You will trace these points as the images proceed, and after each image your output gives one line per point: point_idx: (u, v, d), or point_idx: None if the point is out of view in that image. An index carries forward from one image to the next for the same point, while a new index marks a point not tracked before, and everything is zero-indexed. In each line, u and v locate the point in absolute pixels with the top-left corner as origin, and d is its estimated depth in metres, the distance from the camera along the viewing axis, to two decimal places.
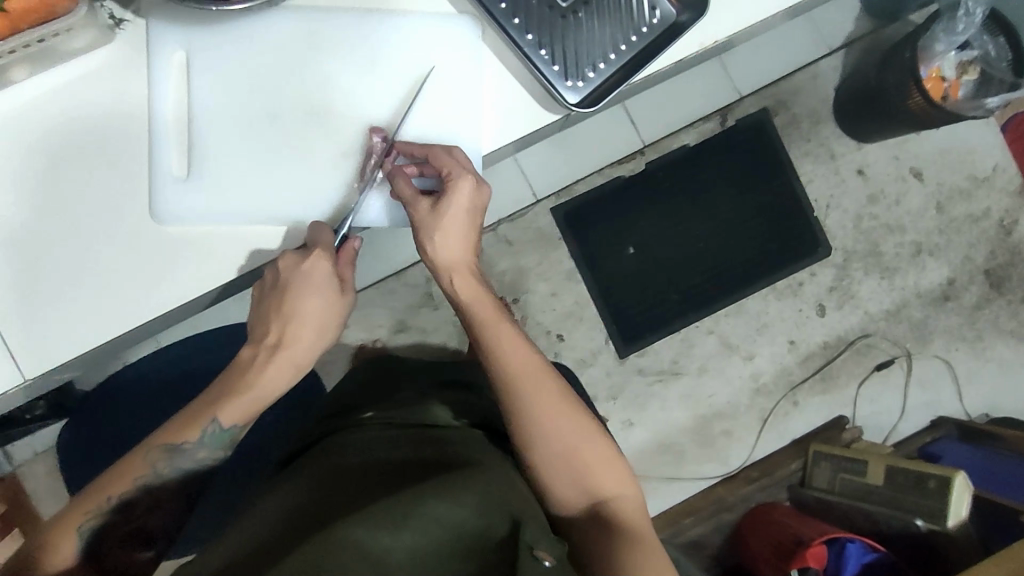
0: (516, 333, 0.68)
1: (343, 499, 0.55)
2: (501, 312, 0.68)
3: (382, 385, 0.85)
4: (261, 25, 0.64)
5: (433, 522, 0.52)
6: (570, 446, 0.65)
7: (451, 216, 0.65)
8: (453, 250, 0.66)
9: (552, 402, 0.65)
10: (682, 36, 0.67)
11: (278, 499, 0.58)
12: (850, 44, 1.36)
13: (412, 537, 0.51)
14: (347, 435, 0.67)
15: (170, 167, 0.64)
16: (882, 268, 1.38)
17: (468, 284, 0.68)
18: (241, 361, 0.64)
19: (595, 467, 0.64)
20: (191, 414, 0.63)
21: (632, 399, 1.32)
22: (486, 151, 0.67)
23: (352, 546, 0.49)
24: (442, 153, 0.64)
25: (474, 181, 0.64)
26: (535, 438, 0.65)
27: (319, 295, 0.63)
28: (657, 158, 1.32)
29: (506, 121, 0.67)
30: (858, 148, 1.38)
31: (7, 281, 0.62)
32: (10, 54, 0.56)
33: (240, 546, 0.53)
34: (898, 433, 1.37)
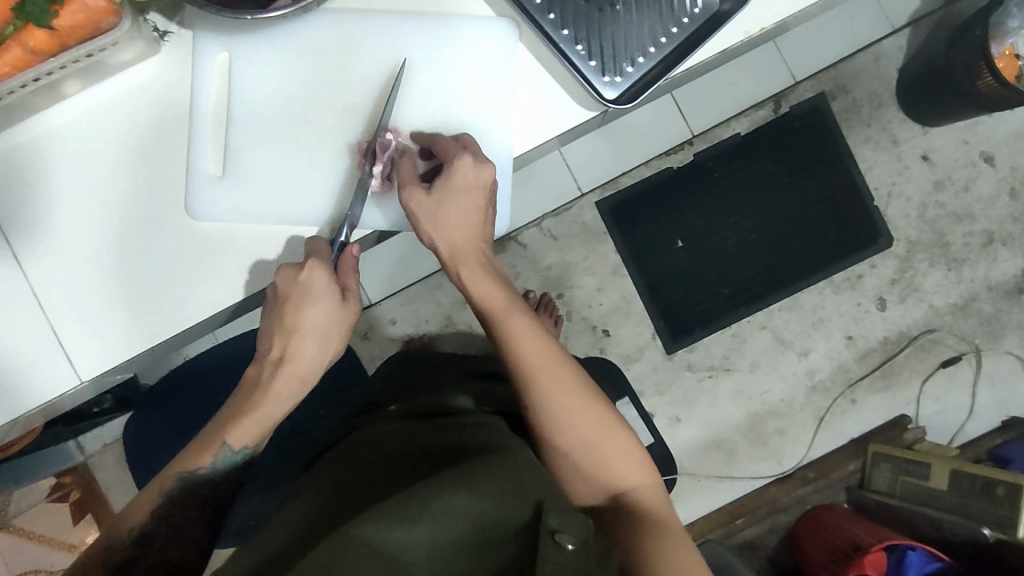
0: (529, 320, 0.66)
1: (358, 500, 0.55)
2: (513, 299, 0.67)
3: (414, 379, 0.86)
4: (298, 31, 0.65)
5: (451, 513, 0.51)
6: (588, 435, 0.63)
7: (453, 200, 0.63)
8: (459, 236, 0.65)
9: (567, 391, 0.64)
10: (726, 26, 0.64)
11: (298, 507, 0.58)
12: (915, 22, 1.28)
13: (428, 530, 0.50)
14: (367, 433, 0.68)
15: (208, 168, 0.65)
16: (949, 259, 1.31)
17: (478, 273, 0.66)
18: (249, 380, 0.64)
19: (610, 453, 0.63)
20: (205, 439, 0.63)
21: (680, 396, 1.29)
22: (517, 155, 0.66)
23: (366, 543, 0.48)
24: (443, 141, 0.63)
25: (473, 160, 0.62)
26: (550, 424, 0.64)
27: (320, 305, 0.61)
28: (706, 148, 1.29)
29: (538, 122, 0.66)
30: (924, 132, 1.31)
31: (61, 290, 0.64)
32: (61, 70, 0.58)
33: (261, 552, 0.53)
34: (965, 433, 1.30)
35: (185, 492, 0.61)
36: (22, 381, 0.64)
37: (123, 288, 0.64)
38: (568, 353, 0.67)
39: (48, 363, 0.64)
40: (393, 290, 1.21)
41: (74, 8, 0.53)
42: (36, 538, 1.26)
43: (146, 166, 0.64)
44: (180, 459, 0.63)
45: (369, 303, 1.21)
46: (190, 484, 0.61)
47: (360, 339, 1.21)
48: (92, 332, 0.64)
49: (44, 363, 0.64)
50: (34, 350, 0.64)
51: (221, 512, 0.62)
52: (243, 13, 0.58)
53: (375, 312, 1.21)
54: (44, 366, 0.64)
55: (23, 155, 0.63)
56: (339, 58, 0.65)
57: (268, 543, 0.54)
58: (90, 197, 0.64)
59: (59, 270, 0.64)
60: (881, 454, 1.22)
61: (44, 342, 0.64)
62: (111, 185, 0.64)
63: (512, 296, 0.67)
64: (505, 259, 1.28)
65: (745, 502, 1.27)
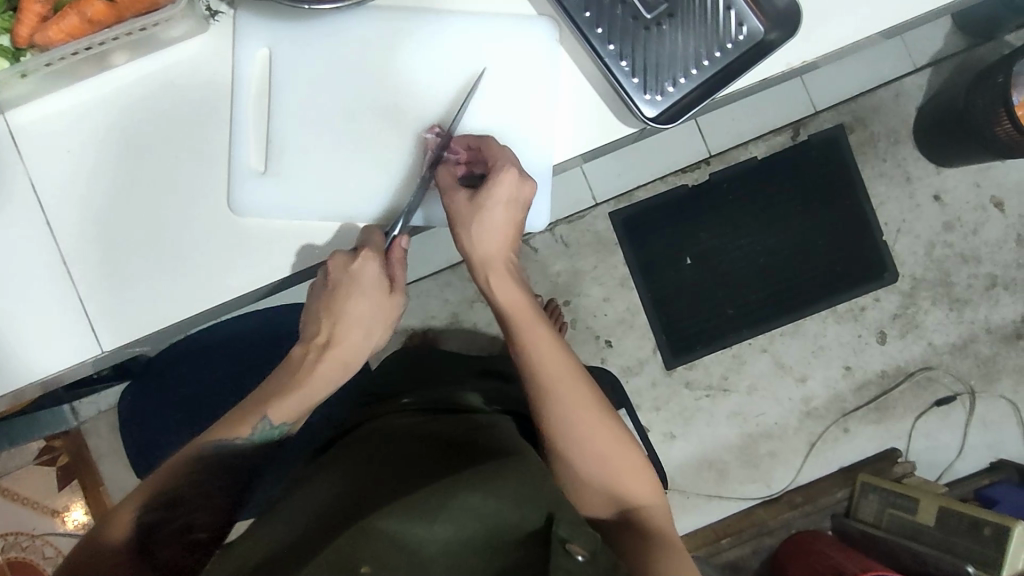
0: (548, 331, 0.66)
1: (378, 487, 0.56)
2: (535, 311, 0.66)
3: (423, 373, 0.86)
4: (345, 21, 0.65)
5: (467, 510, 0.52)
6: (600, 451, 0.64)
7: (490, 210, 0.62)
8: (491, 242, 0.64)
9: (582, 405, 0.64)
10: (770, 56, 0.65)
11: (313, 490, 0.58)
12: (937, 63, 1.30)
13: (445, 528, 0.50)
14: (385, 424, 0.68)
15: (248, 159, 0.65)
16: (952, 299, 1.33)
17: (505, 285, 0.66)
18: (293, 358, 0.65)
19: (624, 472, 0.64)
20: (244, 410, 0.64)
21: (677, 412, 1.31)
22: (556, 163, 0.67)
23: (387, 535, 0.49)
24: (496, 145, 0.63)
25: (517, 175, 0.62)
26: (568, 441, 0.64)
27: (366, 296, 0.63)
28: (722, 169, 1.30)
29: (578, 132, 0.67)
30: (938, 172, 1.32)
31: (91, 260, 0.64)
32: (114, 41, 0.59)
33: (279, 538, 0.53)
34: (953, 472, 1.32)
35: (219, 462, 0.61)
36: (35, 346, 0.64)
37: (150, 263, 0.65)
38: (583, 365, 0.68)
39: (63, 332, 0.64)
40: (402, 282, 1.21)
41: None
42: (18, 499, 1.25)
43: (187, 145, 0.65)
44: (213, 428, 0.63)
45: None
46: (224, 454, 0.62)
47: None
48: (109, 305, 0.65)
49: (58, 330, 0.64)
50: (49, 317, 0.64)
51: (246, 479, 0.63)
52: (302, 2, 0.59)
53: None
54: (61, 334, 0.64)
55: (61, 122, 0.64)
56: (382, 58, 0.65)
57: (284, 523, 0.54)
58: (131, 167, 0.64)
59: (91, 238, 0.64)
60: (869, 485, 1.23)
61: (61, 310, 0.64)
62: (152, 158, 0.64)
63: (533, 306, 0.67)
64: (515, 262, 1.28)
65: (733, 522, 1.28)
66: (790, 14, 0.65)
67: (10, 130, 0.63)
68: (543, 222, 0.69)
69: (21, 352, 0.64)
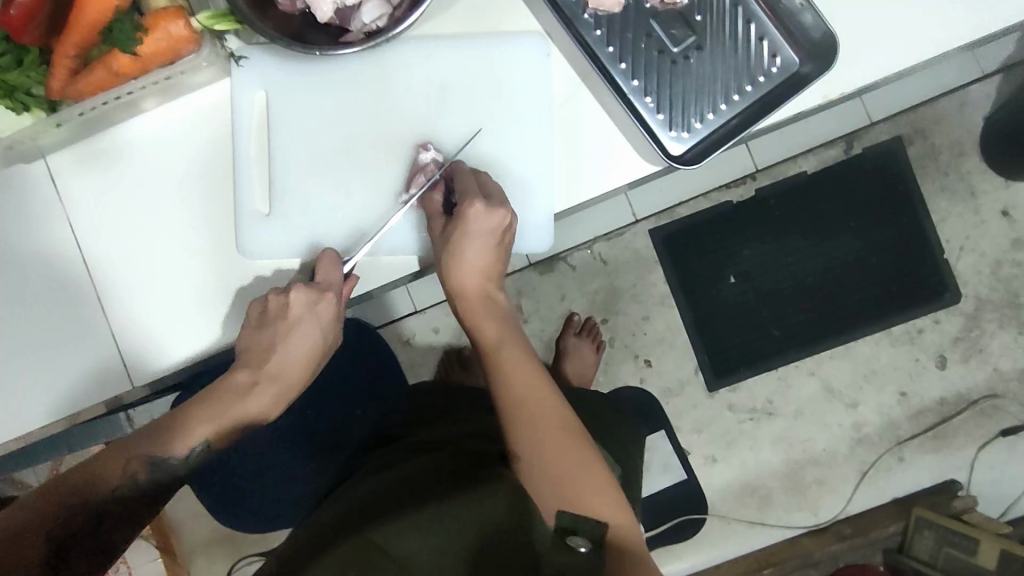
0: (523, 355, 0.64)
1: (384, 503, 0.61)
2: (508, 340, 0.65)
3: (438, 402, 0.87)
4: (362, 62, 0.64)
5: (457, 524, 0.58)
6: (568, 469, 0.58)
7: (462, 238, 0.61)
8: (464, 272, 0.63)
9: (550, 429, 0.60)
10: (804, 89, 0.62)
11: (328, 508, 0.67)
12: (1008, 69, 1.22)
13: (439, 542, 0.57)
14: (384, 461, 0.71)
15: (253, 203, 0.65)
16: (1021, 322, 1.24)
17: (481, 314, 0.65)
18: (239, 380, 0.63)
19: (587, 490, 0.57)
20: (176, 428, 0.63)
21: (719, 435, 1.27)
22: (559, 211, 0.65)
23: (382, 549, 0.57)
24: (464, 172, 0.62)
25: (485, 207, 0.60)
26: (527, 460, 0.59)
27: (305, 333, 0.64)
28: (769, 184, 1.25)
29: (586, 177, 0.64)
30: (1005, 186, 1.24)
31: (124, 296, 0.66)
32: (142, 90, 0.61)
33: (297, 546, 0.63)
34: (1020, 507, 1.23)
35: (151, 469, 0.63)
36: (67, 382, 0.67)
37: (170, 300, 0.66)
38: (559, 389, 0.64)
39: (91, 367, 0.66)
40: (439, 300, 1.22)
41: (157, 35, 0.56)
42: None
43: (211, 191, 0.66)
44: (194, 404, 0.64)
45: (414, 311, 1.22)
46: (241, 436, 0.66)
47: (402, 345, 1.23)
48: (135, 341, 0.67)
49: (89, 362, 0.66)
50: (75, 351, 0.66)
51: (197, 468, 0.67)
52: (313, 48, 0.57)
53: (419, 320, 1.22)
54: (91, 367, 0.66)
55: (94, 163, 0.66)
56: (392, 99, 0.64)
57: (298, 553, 0.62)
58: (156, 208, 0.66)
59: (125, 272, 0.66)
60: (925, 519, 1.16)
61: (89, 344, 0.66)
62: (173, 199, 0.66)
63: (508, 333, 0.65)
64: (553, 279, 1.27)
65: (777, 552, 1.23)
66: (827, 46, 0.61)
67: (49, 170, 0.66)
68: (546, 237, 0.65)
69: (52, 385, 0.66)
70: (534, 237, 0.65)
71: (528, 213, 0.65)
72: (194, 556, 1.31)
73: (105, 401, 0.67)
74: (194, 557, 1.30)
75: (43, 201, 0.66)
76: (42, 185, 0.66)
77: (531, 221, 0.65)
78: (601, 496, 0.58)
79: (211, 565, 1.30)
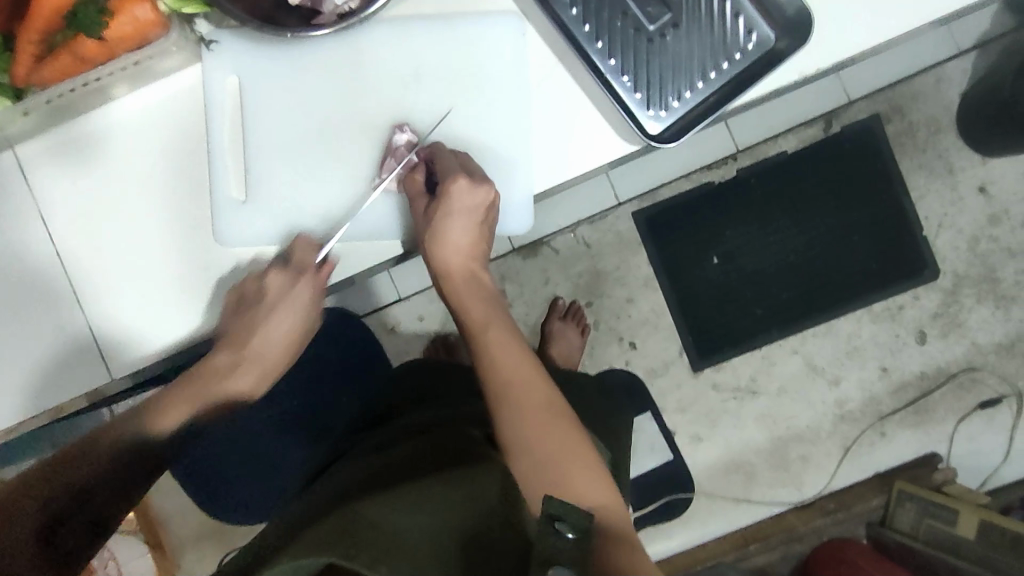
0: (509, 334, 0.65)
1: (372, 484, 0.60)
2: (493, 318, 0.66)
3: (423, 383, 0.88)
4: (336, 45, 0.63)
5: (449, 505, 0.56)
6: (553, 454, 0.58)
7: (445, 215, 0.62)
8: (451, 252, 0.65)
9: (538, 409, 0.60)
10: (780, 65, 0.62)
11: (312, 494, 0.66)
12: (984, 46, 1.22)
13: (427, 517, 0.55)
14: (376, 444, 0.71)
15: (229, 191, 0.64)
16: (998, 297, 1.25)
17: (467, 292, 0.67)
18: (255, 294, 0.65)
19: (575, 475, 0.57)
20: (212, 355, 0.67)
21: (705, 415, 1.28)
22: (538, 192, 0.65)
23: (369, 521, 0.53)
24: (444, 152, 0.62)
25: (469, 182, 0.60)
26: (517, 443, 0.59)
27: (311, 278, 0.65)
28: (750, 164, 1.25)
29: (564, 159, 0.64)
30: (982, 162, 1.25)
31: (99, 286, 0.66)
32: (110, 76, 0.59)
33: (275, 530, 0.61)
34: (998, 478, 1.25)
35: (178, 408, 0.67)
36: (42, 375, 0.66)
37: (147, 290, 0.66)
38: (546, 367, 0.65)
39: (67, 358, 0.66)
40: (423, 287, 1.21)
41: (122, 18, 0.55)
42: None
43: (185, 179, 0.65)
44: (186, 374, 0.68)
45: (399, 299, 1.22)
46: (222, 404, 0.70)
47: (387, 333, 1.22)
48: (113, 332, 0.66)
49: (64, 352, 0.66)
50: (53, 344, 0.66)
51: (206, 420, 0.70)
52: (284, 30, 0.57)
53: (404, 307, 1.22)
54: (67, 357, 0.66)
55: (63, 152, 0.64)
56: (367, 81, 0.63)
57: (270, 538, 0.59)
58: (129, 197, 0.65)
59: (99, 262, 0.65)
60: (905, 493, 1.19)
61: (63, 335, 0.65)
62: (146, 187, 0.65)
63: (495, 313, 0.66)
64: (537, 263, 1.27)
65: (763, 528, 1.25)
66: (802, 21, 0.61)
67: (18, 160, 0.64)
68: (526, 221, 0.66)
69: (27, 378, 0.66)
70: (515, 219, 0.66)
71: (507, 195, 0.65)
72: (183, 550, 1.30)
73: (86, 393, 0.67)
74: (182, 550, 1.30)
75: (13, 191, 0.65)
76: (12, 175, 0.65)
77: (512, 202, 0.65)
78: (587, 481, 0.57)
79: (201, 558, 1.30)
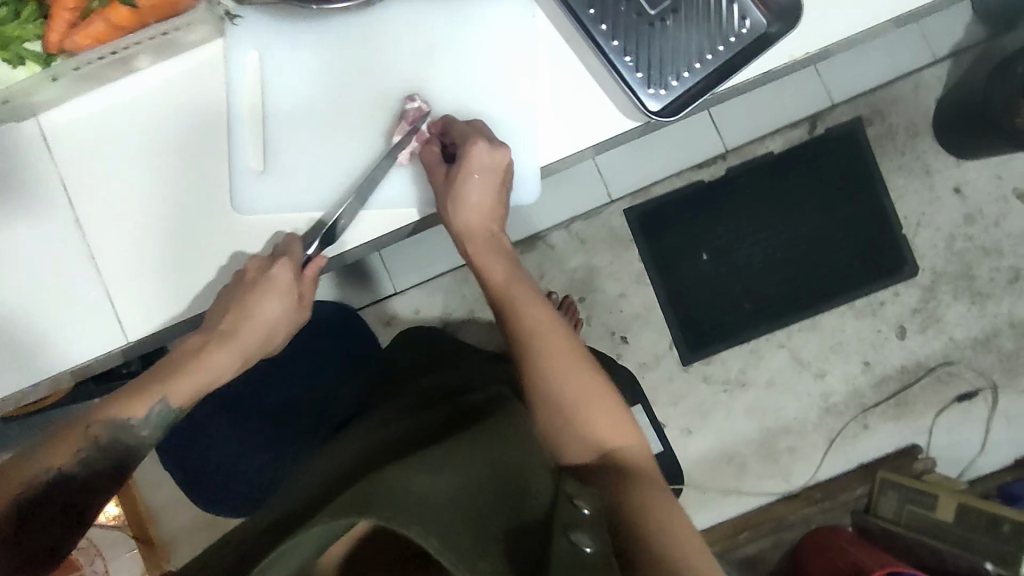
0: (532, 296, 0.69)
1: (378, 458, 0.61)
2: (513, 279, 0.70)
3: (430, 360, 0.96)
4: (354, 22, 0.66)
5: (473, 462, 0.57)
6: (580, 404, 0.64)
7: (464, 180, 0.64)
8: (471, 215, 0.67)
9: (562, 363, 0.65)
10: (771, 49, 0.66)
11: (333, 455, 0.71)
12: (957, 54, 1.29)
13: (451, 477, 0.54)
14: (394, 405, 0.77)
15: (248, 161, 0.67)
16: (974, 293, 1.31)
17: (488, 253, 0.70)
18: (187, 348, 0.66)
19: (601, 423, 0.63)
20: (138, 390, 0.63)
21: (695, 407, 1.31)
22: (545, 164, 0.68)
23: (396, 485, 0.52)
24: (461, 124, 0.65)
25: (487, 145, 0.63)
26: (545, 397, 0.64)
27: (273, 299, 0.66)
28: (738, 164, 1.30)
29: (568, 134, 0.67)
30: (957, 164, 1.30)
31: (117, 253, 0.68)
32: (137, 46, 0.62)
33: (296, 493, 0.65)
34: (976, 468, 1.30)
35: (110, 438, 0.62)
36: (61, 339, 0.68)
37: (164, 258, 0.68)
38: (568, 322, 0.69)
39: (85, 323, 0.68)
40: (420, 280, 1.24)
41: None
42: None
43: (203, 150, 0.67)
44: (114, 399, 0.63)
45: (396, 291, 1.24)
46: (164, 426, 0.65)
47: (384, 325, 1.24)
48: (130, 296, 0.68)
49: (82, 319, 0.68)
50: (72, 311, 0.68)
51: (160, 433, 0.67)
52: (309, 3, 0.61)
53: (401, 299, 1.24)
54: (86, 322, 0.68)
55: (86, 124, 0.67)
56: (383, 57, 0.66)
57: (303, 496, 0.63)
58: (149, 168, 0.67)
59: (118, 230, 0.67)
60: (888, 482, 1.22)
61: (82, 301, 0.68)
62: (166, 158, 0.67)
63: (515, 272, 0.70)
64: (532, 258, 1.30)
65: (753, 518, 1.28)
66: (793, 8, 0.65)
67: (42, 131, 0.67)
68: (534, 190, 0.69)
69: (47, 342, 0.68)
70: (523, 189, 0.69)
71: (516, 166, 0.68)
72: (175, 544, 1.29)
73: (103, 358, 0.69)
74: (175, 544, 1.29)
75: (34, 160, 0.67)
76: (35, 145, 0.67)
77: (520, 174, 0.68)
78: (610, 424, 0.63)
79: (192, 551, 1.29)
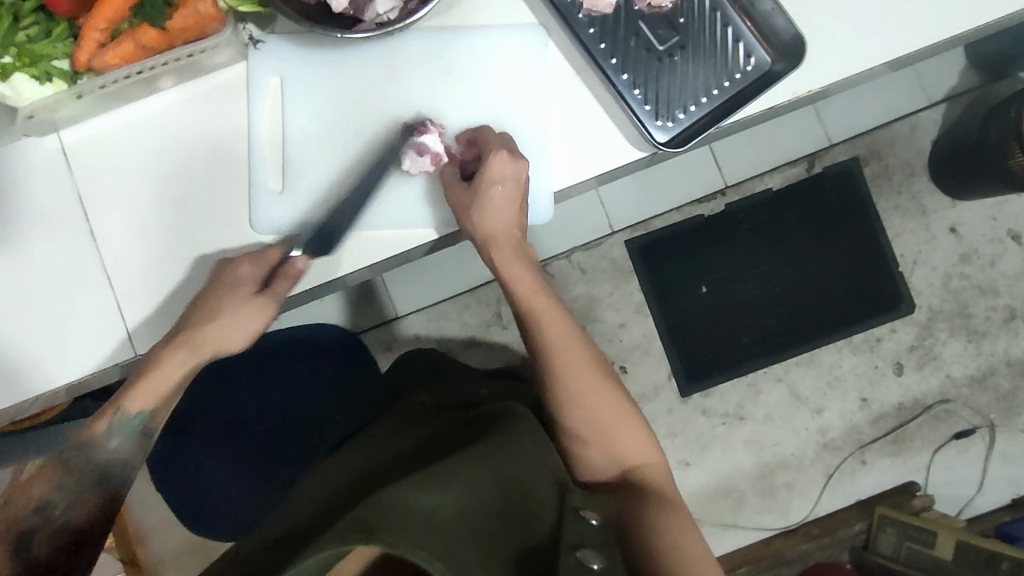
0: (558, 308, 0.69)
1: (381, 475, 0.61)
2: (538, 289, 0.69)
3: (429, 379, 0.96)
4: (372, 49, 0.68)
5: (476, 481, 0.56)
6: (603, 417, 0.65)
7: (488, 191, 0.66)
8: (495, 223, 0.67)
9: (585, 377, 0.66)
10: (775, 86, 0.68)
11: (335, 471, 0.71)
12: (952, 98, 1.32)
13: (456, 496, 0.54)
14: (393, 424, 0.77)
15: (267, 181, 0.68)
16: (970, 331, 1.32)
17: (512, 261, 0.69)
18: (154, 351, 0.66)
19: (620, 438, 0.65)
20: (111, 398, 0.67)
21: (693, 439, 1.31)
22: (557, 188, 0.70)
23: (397, 501, 0.51)
24: (489, 134, 0.67)
25: (508, 156, 0.65)
26: (570, 410, 0.65)
27: (231, 295, 0.65)
28: (738, 199, 1.32)
29: (579, 160, 0.69)
30: (952, 204, 1.33)
31: (130, 269, 0.69)
32: (162, 66, 0.64)
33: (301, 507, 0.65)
34: (974, 506, 1.30)
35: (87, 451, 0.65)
36: (70, 351, 0.69)
37: (177, 274, 0.69)
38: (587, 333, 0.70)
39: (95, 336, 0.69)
40: (422, 305, 1.25)
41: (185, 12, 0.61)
42: None
43: (221, 169, 0.68)
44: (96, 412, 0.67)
45: (397, 316, 1.25)
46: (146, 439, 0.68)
47: (385, 350, 1.25)
48: (141, 310, 0.69)
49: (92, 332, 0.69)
50: (82, 324, 0.68)
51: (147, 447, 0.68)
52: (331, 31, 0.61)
53: (403, 324, 1.24)
54: (97, 335, 0.69)
55: (105, 141, 0.68)
56: (400, 83, 0.68)
57: (305, 513, 0.63)
58: (165, 185, 0.68)
59: (132, 246, 0.68)
60: (887, 518, 1.21)
61: (93, 314, 0.69)
62: (182, 175, 0.68)
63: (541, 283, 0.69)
64: None
65: (751, 552, 1.27)
66: (796, 48, 0.68)
67: (62, 147, 0.68)
68: (546, 209, 0.70)
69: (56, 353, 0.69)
70: (537, 208, 0.71)
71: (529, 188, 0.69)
72: (164, 567, 1.27)
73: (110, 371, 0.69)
74: (165, 567, 1.27)
75: (53, 176, 0.68)
76: (55, 161, 0.68)
77: (533, 196, 0.70)
78: (630, 439, 0.65)
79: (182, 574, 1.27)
